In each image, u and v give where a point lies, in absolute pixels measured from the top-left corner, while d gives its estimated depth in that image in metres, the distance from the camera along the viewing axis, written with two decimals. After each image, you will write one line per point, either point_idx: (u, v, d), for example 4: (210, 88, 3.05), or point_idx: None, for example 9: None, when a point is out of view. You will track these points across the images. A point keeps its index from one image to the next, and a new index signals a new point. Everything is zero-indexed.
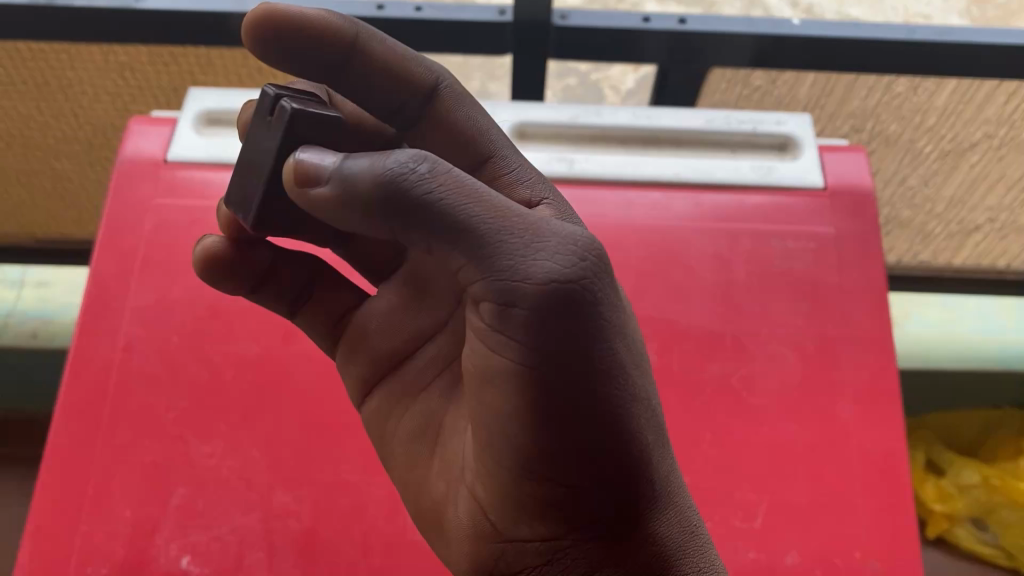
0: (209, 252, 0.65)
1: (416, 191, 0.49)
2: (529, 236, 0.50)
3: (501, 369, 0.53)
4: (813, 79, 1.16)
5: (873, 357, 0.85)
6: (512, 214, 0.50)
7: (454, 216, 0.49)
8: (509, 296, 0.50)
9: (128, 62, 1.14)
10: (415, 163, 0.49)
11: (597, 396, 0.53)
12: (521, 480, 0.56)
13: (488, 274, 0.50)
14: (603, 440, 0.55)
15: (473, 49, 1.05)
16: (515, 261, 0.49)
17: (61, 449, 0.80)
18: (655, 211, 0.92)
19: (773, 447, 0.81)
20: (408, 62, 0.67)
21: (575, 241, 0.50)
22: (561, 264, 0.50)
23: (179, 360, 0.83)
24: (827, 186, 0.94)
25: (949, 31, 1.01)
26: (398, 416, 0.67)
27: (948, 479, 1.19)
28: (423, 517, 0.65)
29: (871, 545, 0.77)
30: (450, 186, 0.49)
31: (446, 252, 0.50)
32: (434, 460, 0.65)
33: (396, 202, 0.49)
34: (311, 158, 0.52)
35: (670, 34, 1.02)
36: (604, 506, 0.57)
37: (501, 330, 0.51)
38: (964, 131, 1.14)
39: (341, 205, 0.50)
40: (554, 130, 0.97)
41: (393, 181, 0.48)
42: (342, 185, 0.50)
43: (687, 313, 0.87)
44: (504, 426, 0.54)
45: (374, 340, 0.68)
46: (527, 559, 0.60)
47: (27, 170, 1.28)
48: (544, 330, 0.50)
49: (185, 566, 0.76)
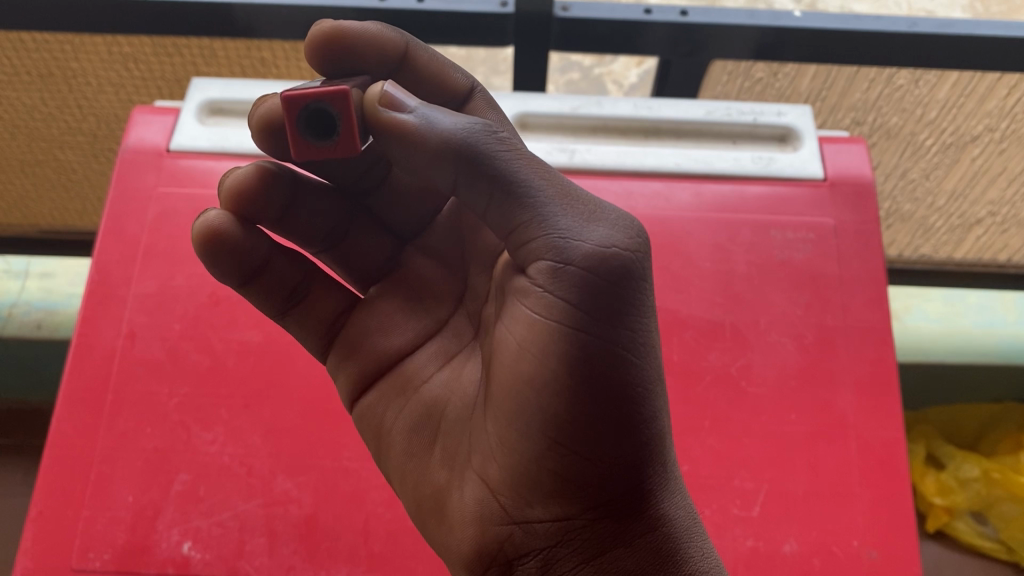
0: (214, 229, 0.61)
1: (493, 146, 0.54)
2: (588, 210, 0.55)
3: (543, 331, 0.54)
4: (814, 72, 1.16)
5: (872, 346, 0.85)
6: (573, 191, 0.56)
7: (519, 175, 0.54)
8: (567, 253, 0.53)
9: (131, 53, 1.15)
10: (490, 128, 0.55)
11: (633, 369, 0.55)
12: (541, 455, 0.57)
13: (549, 231, 0.54)
14: (633, 414, 0.56)
15: (474, 40, 1.05)
16: (576, 226, 0.54)
17: (65, 435, 0.80)
18: (655, 202, 0.92)
19: (772, 435, 0.81)
20: (450, 71, 0.67)
21: (630, 223, 0.56)
22: (619, 234, 0.54)
23: (181, 348, 0.84)
24: (827, 178, 0.94)
25: (949, 24, 1.01)
26: (398, 407, 0.66)
27: (948, 472, 1.19)
28: (420, 506, 0.63)
29: (869, 534, 0.78)
30: (519, 155, 0.55)
31: (508, 207, 0.54)
32: (435, 449, 0.63)
33: (470, 150, 0.53)
34: (399, 92, 0.55)
35: (672, 26, 1.02)
36: (623, 483, 0.58)
37: (551, 290, 0.54)
38: (966, 123, 1.14)
39: (419, 140, 0.53)
40: (556, 121, 0.98)
41: (473, 134, 0.53)
42: (426, 121, 0.53)
43: (688, 303, 0.87)
44: (535, 394, 0.55)
45: (374, 338, 0.68)
46: (538, 541, 0.59)
47: (32, 161, 1.29)
48: (594, 293, 0.53)
49: (186, 552, 0.76)
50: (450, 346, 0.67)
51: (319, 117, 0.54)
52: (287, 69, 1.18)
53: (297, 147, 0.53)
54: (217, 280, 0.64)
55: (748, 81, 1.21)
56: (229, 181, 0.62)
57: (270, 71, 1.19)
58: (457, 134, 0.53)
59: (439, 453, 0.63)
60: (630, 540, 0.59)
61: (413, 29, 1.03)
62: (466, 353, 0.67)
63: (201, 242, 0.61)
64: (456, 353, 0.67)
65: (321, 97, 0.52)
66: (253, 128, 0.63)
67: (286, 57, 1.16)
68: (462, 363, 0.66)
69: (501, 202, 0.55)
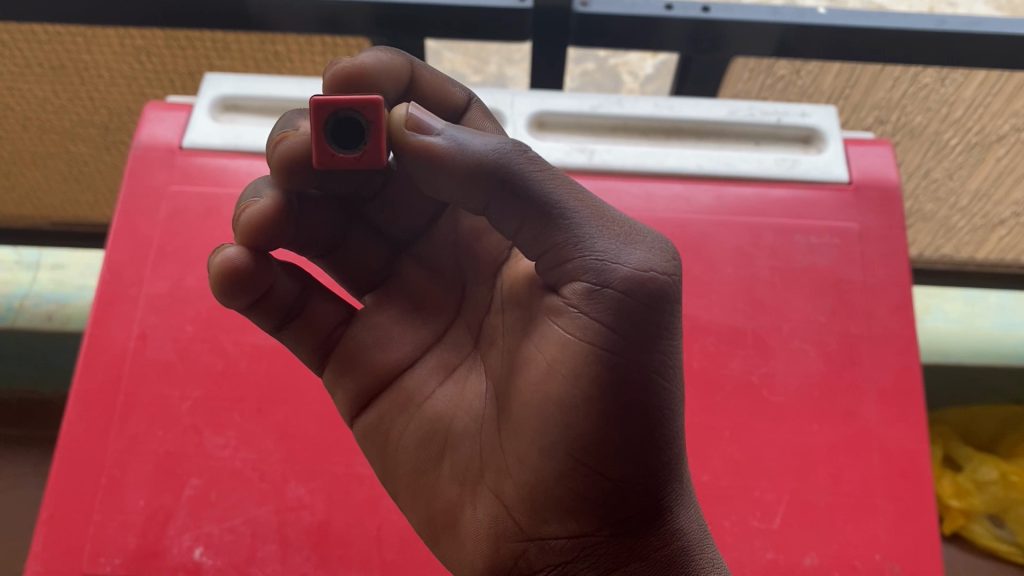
0: (230, 267, 0.59)
1: (525, 170, 0.54)
2: (622, 233, 0.54)
3: (575, 352, 0.53)
4: (837, 70, 1.14)
5: (897, 355, 0.84)
6: (608, 212, 0.55)
7: (553, 198, 0.54)
8: (605, 275, 0.53)
9: (144, 46, 1.14)
10: (522, 150, 0.55)
11: (662, 392, 0.54)
12: (564, 473, 0.55)
13: (585, 253, 0.53)
14: (659, 433, 0.55)
15: (492, 36, 1.03)
16: (612, 248, 0.53)
17: (76, 437, 0.79)
18: (676, 204, 0.91)
19: (793, 446, 0.80)
20: (449, 85, 0.66)
21: (666, 245, 0.55)
22: (657, 257, 0.53)
23: (193, 350, 0.83)
24: (852, 180, 0.92)
25: (979, 22, 0.99)
26: (402, 423, 0.63)
27: (966, 474, 1.17)
28: (431, 523, 0.61)
29: (891, 547, 0.76)
30: (551, 176, 0.54)
31: (541, 227, 0.54)
32: (444, 465, 0.61)
33: (505, 171, 0.53)
34: (423, 114, 0.54)
35: (693, 22, 1.00)
36: (640, 499, 0.57)
37: (587, 311, 0.53)
38: (992, 123, 1.12)
39: (448, 159, 0.53)
40: (575, 120, 0.96)
41: (505, 156, 0.53)
42: (455, 143, 0.53)
43: (709, 309, 0.85)
44: (563, 414, 0.54)
45: (373, 352, 0.65)
46: (553, 557, 0.58)
47: (43, 153, 1.28)
48: (631, 316, 0.52)
49: (197, 558, 0.75)
50: (450, 359, 0.65)
51: (345, 128, 0.54)
52: (301, 63, 1.17)
53: (320, 151, 0.52)
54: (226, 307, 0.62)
55: (770, 79, 1.19)
56: (243, 217, 0.60)
57: (283, 64, 1.17)
58: (490, 155, 0.53)
59: (448, 469, 0.61)
60: (645, 554, 0.58)
61: (430, 22, 1.01)
62: (467, 365, 0.64)
63: (219, 281, 0.60)
64: (457, 365, 0.65)
65: (354, 106, 0.52)
66: (270, 158, 0.59)
67: (300, 50, 1.14)
68: (465, 375, 0.64)
69: (535, 222, 0.54)
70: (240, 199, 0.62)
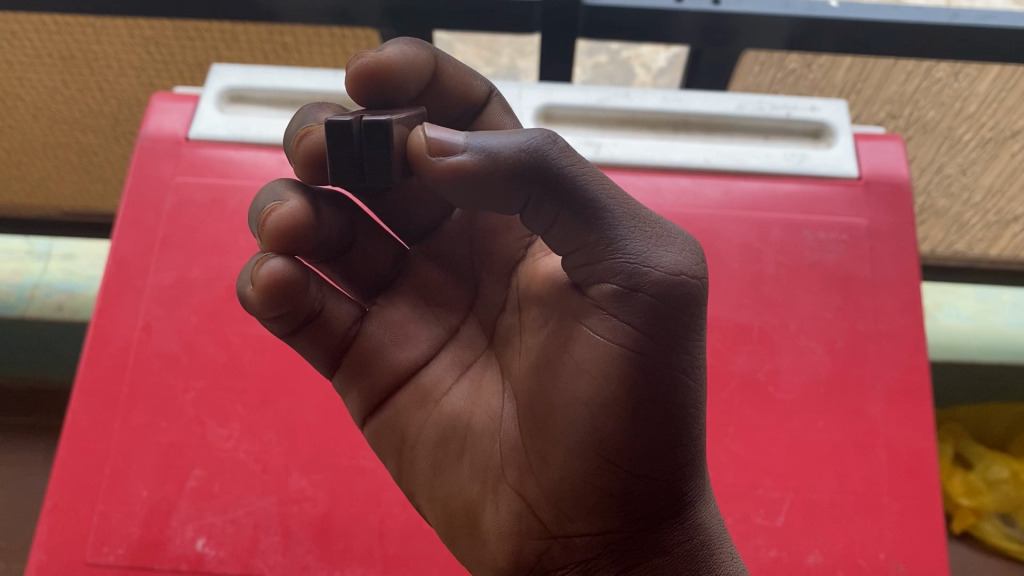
0: (275, 280, 0.53)
1: (558, 165, 0.49)
2: (655, 232, 0.51)
3: (605, 355, 0.52)
4: (850, 63, 1.14)
5: (906, 353, 0.83)
6: (639, 208, 0.51)
7: (588, 195, 0.50)
8: (636, 280, 0.50)
9: (153, 36, 1.13)
10: (553, 141, 0.50)
11: (690, 393, 0.52)
12: (589, 469, 0.54)
13: (618, 254, 0.50)
14: (685, 433, 0.53)
15: (501, 28, 1.02)
16: (642, 249, 0.50)
17: (82, 427, 0.80)
18: (683, 198, 0.90)
19: (798, 444, 0.79)
20: (471, 78, 0.62)
21: (694, 247, 0.52)
22: (688, 259, 0.51)
23: (198, 341, 0.83)
24: (862, 176, 0.91)
25: (994, 15, 0.98)
26: (421, 420, 0.61)
27: (976, 473, 1.16)
28: (450, 522, 0.60)
29: (895, 546, 0.76)
30: (585, 168, 0.50)
31: (572, 227, 0.51)
32: (464, 464, 0.60)
33: (542, 164, 0.49)
34: (442, 132, 0.50)
35: (704, 15, 0.98)
36: (663, 496, 0.55)
37: (619, 314, 0.51)
38: (1007, 118, 1.11)
39: (478, 174, 0.49)
40: (582, 113, 0.95)
41: (537, 152, 0.49)
42: (484, 154, 0.49)
43: (715, 305, 0.85)
44: (592, 417, 0.53)
45: (390, 352, 0.61)
46: (575, 555, 0.58)
47: (53, 143, 1.28)
48: (663, 321, 0.50)
49: (200, 549, 0.75)
50: (464, 356, 0.63)
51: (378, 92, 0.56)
52: (308, 55, 1.17)
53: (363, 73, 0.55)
54: (268, 326, 0.57)
55: (781, 73, 1.18)
56: (270, 221, 0.55)
57: (291, 57, 1.17)
58: (520, 156, 0.49)
59: (468, 466, 0.60)
60: (669, 548, 0.56)
61: (437, 13, 1.00)
62: (482, 363, 0.63)
63: (265, 294, 0.54)
64: (471, 363, 0.63)
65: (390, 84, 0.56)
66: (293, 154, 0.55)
67: (309, 42, 1.14)
68: (481, 373, 0.62)
69: (567, 226, 0.51)
70: (257, 208, 0.56)
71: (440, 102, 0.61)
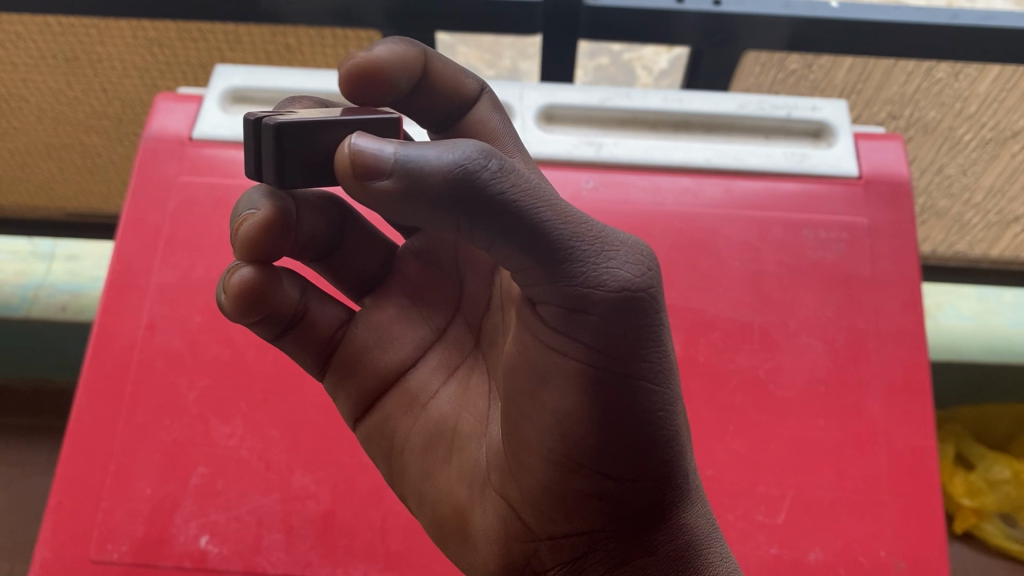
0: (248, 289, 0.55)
1: (488, 190, 0.42)
2: (599, 244, 0.46)
3: (564, 369, 0.50)
4: (850, 64, 1.14)
5: (906, 351, 0.83)
6: (582, 221, 0.46)
7: (525, 222, 0.44)
8: (583, 299, 0.47)
9: (157, 38, 1.14)
10: (484, 157, 0.43)
11: (655, 399, 0.51)
12: (563, 475, 0.54)
13: (562, 277, 0.46)
14: (656, 439, 0.53)
15: (502, 28, 1.03)
16: (587, 268, 0.46)
17: (86, 425, 0.80)
18: (684, 198, 0.90)
19: (799, 442, 0.80)
20: (462, 76, 0.62)
21: (642, 250, 0.48)
22: (635, 268, 0.47)
23: (201, 339, 0.83)
24: (862, 175, 0.92)
25: (993, 16, 0.98)
26: (407, 425, 0.61)
27: (978, 473, 1.16)
28: (440, 529, 0.61)
29: (896, 544, 0.76)
30: (522, 188, 0.43)
31: (508, 253, 0.45)
32: (451, 468, 0.60)
33: (470, 187, 0.42)
34: (369, 144, 0.43)
35: (704, 16, 0.99)
36: (644, 498, 0.55)
37: (569, 332, 0.48)
38: (1007, 118, 1.11)
39: (404, 201, 0.43)
40: (583, 113, 0.96)
41: (463, 175, 0.42)
42: (404, 179, 0.42)
43: (715, 303, 0.85)
44: (560, 427, 0.52)
45: (375, 354, 0.62)
46: (563, 555, 0.58)
47: (57, 144, 1.28)
48: (614, 334, 0.48)
49: (203, 546, 0.76)
50: (453, 357, 0.63)
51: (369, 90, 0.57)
52: (311, 56, 1.17)
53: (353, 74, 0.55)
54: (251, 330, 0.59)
55: (782, 73, 1.18)
56: (240, 231, 0.55)
57: (294, 58, 1.18)
58: (446, 179, 0.42)
59: (455, 470, 0.60)
60: (653, 549, 0.57)
61: (439, 13, 1.01)
62: (468, 366, 0.63)
63: (238, 301, 0.56)
64: (457, 366, 0.63)
65: (380, 84, 0.56)
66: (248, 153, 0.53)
67: (311, 43, 1.15)
68: (468, 376, 0.62)
69: (504, 251, 0.45)
70: (235, 214, 0.56)
71: (431, 100, 0.62)
